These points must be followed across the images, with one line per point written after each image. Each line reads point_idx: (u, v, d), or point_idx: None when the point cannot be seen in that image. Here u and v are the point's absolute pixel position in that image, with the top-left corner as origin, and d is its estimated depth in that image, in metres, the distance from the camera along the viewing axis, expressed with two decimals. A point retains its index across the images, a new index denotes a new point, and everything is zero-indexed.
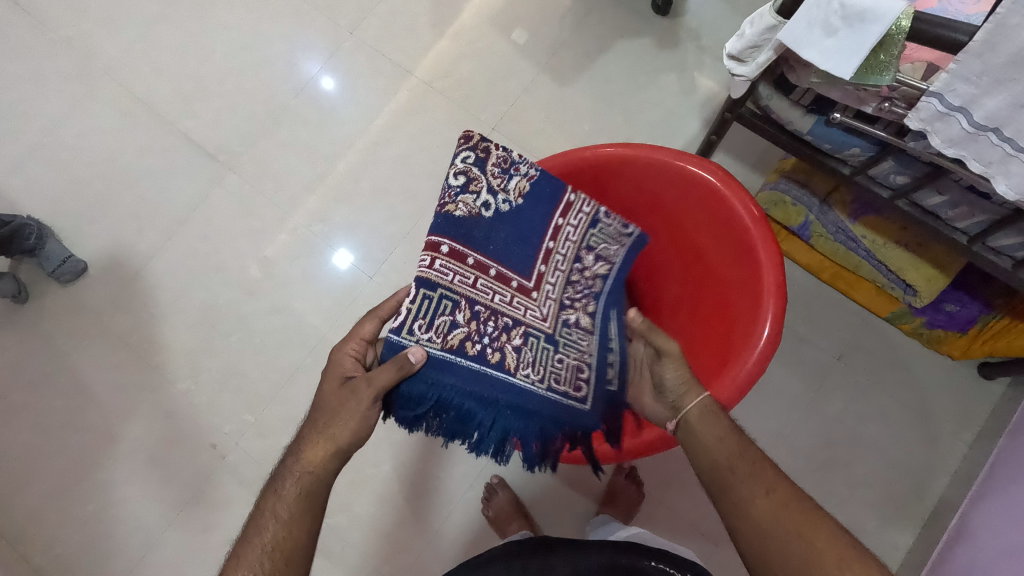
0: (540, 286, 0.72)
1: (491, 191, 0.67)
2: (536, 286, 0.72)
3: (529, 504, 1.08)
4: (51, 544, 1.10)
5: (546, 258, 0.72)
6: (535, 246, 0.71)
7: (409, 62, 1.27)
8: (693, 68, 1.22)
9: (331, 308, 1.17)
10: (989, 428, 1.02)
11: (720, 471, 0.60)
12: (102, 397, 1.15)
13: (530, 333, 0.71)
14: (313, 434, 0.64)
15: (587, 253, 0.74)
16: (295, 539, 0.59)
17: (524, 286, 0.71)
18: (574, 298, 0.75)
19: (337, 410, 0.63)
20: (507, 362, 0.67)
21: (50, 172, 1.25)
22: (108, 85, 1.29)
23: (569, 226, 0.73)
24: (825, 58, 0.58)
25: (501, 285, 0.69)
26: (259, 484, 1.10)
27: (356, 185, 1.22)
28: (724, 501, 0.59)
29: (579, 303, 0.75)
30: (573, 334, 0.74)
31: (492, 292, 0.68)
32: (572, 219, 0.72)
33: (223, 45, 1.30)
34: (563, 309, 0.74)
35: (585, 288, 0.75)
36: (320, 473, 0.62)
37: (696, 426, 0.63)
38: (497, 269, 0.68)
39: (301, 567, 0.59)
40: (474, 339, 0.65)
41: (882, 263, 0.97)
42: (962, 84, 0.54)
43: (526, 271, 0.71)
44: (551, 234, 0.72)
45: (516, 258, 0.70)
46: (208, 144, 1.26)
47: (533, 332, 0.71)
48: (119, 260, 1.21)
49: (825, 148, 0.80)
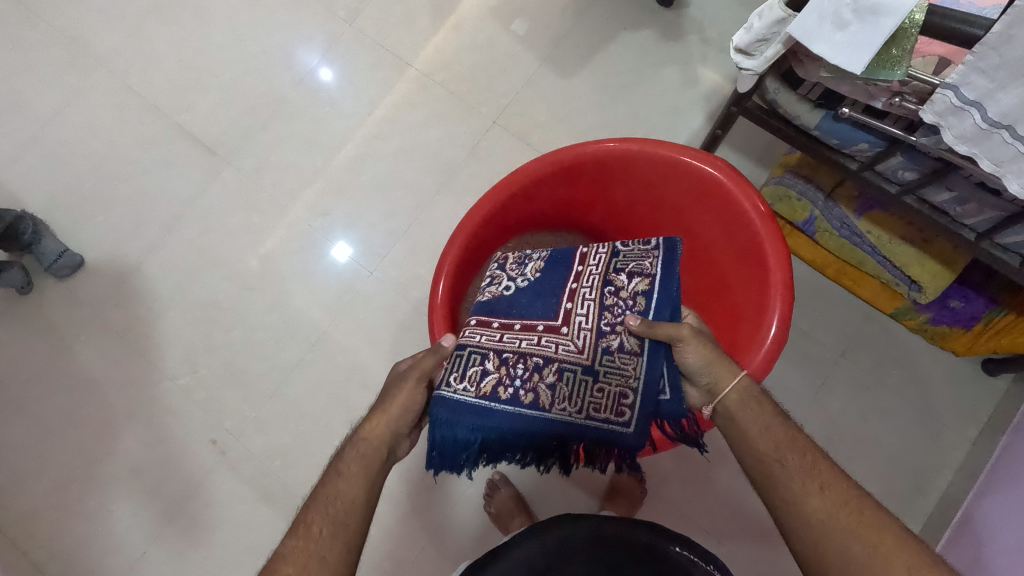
0: (568, 320, 0.76)
1: (510, 278, 0.83)
2: (564, 322, 0.76)
3: (532, 501, 1.07)
4: (51, 540, 1.09)
5: (571, 297, 0.78)
6: (558, 295, 0.79)
7: (408, 54, 1.25)
8: (696, 61, 1.20)
9: (331, 303, 1.16)
10: (993, 424, 1.02)
11: (763, 459, 0.58)
12: (100, 394, 1.15)
13: (565, 368, 0.73)
14: (370, 410, 0.65)
15: (616, 277, 0.77)
16: (355, 503, 0.57)
17: (552, 325, 0.76)
18: (607, 322, 0.75)
19: (387, 393, 0.66)
20: (541, 400, 0.71)
21: (45, 166, 1.24)
22: (103, 77, 1.27)
23: (590, 268, 0.80)
24: (835, 52, 0.57)
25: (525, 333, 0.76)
26: (260, 480, 1.10)
27: (355, 179, 1.21)
28: (769, 490, 0.57)
29: (616, 328, 0.74)
30: (617, 356, 0.73)
31: (518, 340, 0.75)
32: (591, 263, 0.80)
33: (220, 37, 1.28)
34: (601, 337, 0.74)
35: (623, 309, 0.74)
36: (378, 440, 0.62)
37: (730, 411, 0.63)
38: (520, 322, 0.77)
39: (359, 525, 0.56)
40: (505, 384, 0.71)
41: (887, 259, 0.96)
42: (978, 77, 0.53)
43: (552, 312, 0.77)
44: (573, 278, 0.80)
45: (535, 307, 0.79)
46: (205, 137, 1.24)
47: (567, 367, 0.73)
48: (116, 255, 1.20)
49: (833, 143, 0.79)
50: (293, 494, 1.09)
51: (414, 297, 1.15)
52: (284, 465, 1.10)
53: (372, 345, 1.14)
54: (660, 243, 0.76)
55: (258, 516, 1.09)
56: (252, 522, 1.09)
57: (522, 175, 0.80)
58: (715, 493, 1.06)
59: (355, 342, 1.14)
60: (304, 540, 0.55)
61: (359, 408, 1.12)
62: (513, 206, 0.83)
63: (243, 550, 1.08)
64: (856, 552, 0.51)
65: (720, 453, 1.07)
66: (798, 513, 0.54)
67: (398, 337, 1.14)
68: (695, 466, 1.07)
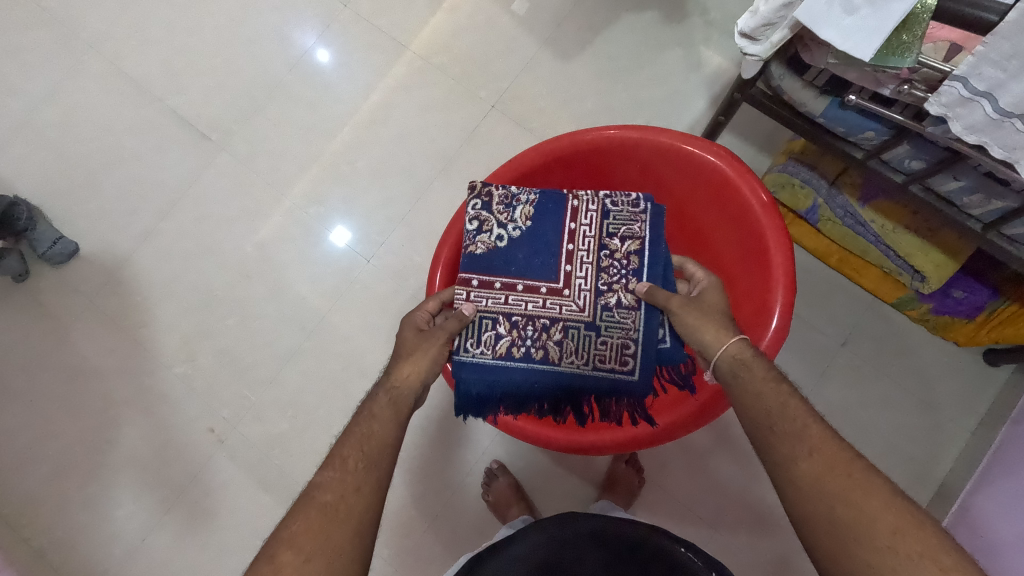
0: (569, 280, 0.75)
1: (501, 226, 0.76)
2: (565, 284, 0.76)
3: (530, 490, 1.08)
4: (53, 527, 1.10)
5: (571, 256, 0.76)
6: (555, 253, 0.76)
7: (405, 36, 1.22)
8: (700, 44, 1.18)
9: (328, 291, 1.15)
10: (992, 415, 1.01)
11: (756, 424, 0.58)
12: (97, 382, 1.14)
13: (569, 326, 0.75)
14: (397, 360, 0.67)
15: (610, 240, 0.76)
16: (387, 441, 0.59)
17: (556, 286, 0.75)
18: (605, 282, 0.75)
19: (416, 346, 0.68)
20: (551, 357, 0.74)
21: (38, 151, 1.22)
22: (93, 60, 1.24)
23: (583, 227, 0.77)
24: (845, 37, 0.55)
25: (528, 294, 0.75)
26: (258, 468, 1.10)
27: (351, 166, 1.19)
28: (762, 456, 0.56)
29: (614, 288, 0.75)
30: (613, 314, 0.74)
31: (523, 302, 0.75)
32: (583, 221, 0.76)
33: (212, 18, 1.25)
34: (598, 296, 0.75)
35: (619, 270, 0.75)
36: (408, 386, 0.65)
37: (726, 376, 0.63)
38: (523, 283, 0.75)
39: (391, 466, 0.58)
40: (518, 344, 0.74)
41: (890, 248, 0.95)
42: (988, 68, 0.52)
43: (553, 274, 0.76)
44: (570, 231, 0.76)
45: (537, 267, 0.76)
46: (199, 122, 1.22)
47: (571, 325, 0.75)
48: (110, 242, 1.19)
49: (839, 131, 0.77)
50: (292, 483, 1.09)
51: (412, 285, 1.14)
52: (282, 453, 1.10)
53: (370, 333, 1.13)
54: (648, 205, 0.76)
55: (257, 504, 1.09)
56: (251, 510, 1.09)
57: (519, 164, 0.78)
58: (712, 482, 1.06)
59: (352, 331, 1.14)
60: (341, 472, 0.55)
61: (357, 397, 1.11)
62: None
63: (242, 537, 1.09)
64: (844, 513, 0.49)
65: (719, 442, 1.07)
66: (787, 475, 0.53)
67: (395, 327, 1.13)
68: (693, 455, 1.07)
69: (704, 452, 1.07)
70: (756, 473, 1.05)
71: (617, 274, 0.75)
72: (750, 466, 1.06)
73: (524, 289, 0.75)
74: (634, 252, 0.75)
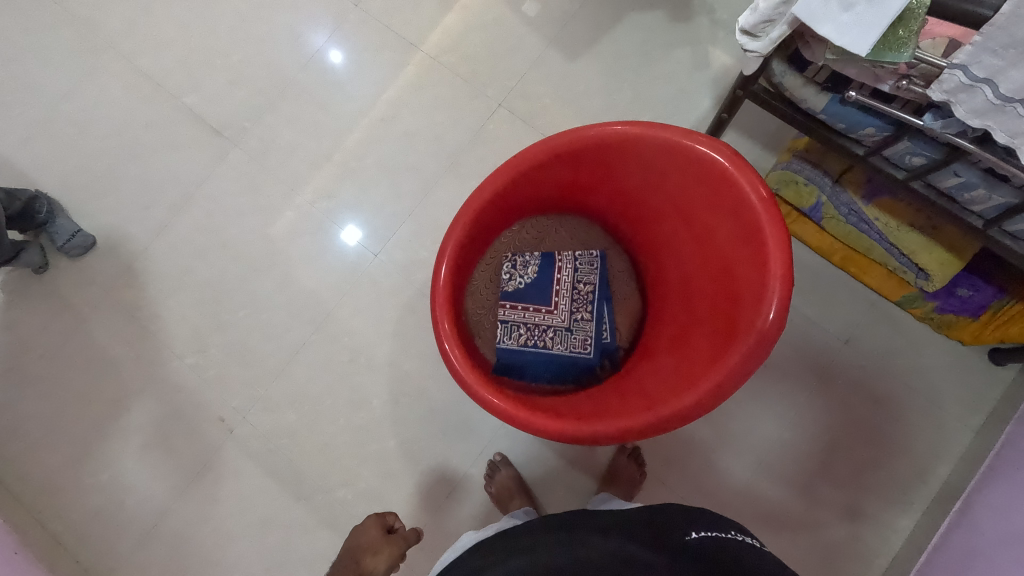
0: (556, 304, 0.90)
1: (513, 278, 0.91)
2: (554, 306, 0.90)
3: (532, 483, 1.09)
4: (68, 512, 1.13)
5: (558, 288, 0.91)
6: (546, 286, 0.91)
7: (415, 36, 1.24)
8: (706, 42, 1.19)
9: (335, 284, 1.17)
10: (996, 414, 1.01)
11: None
12: (112, 371, 1.17)
13: (556, 333, 0.90)
14: (365, 554, 0.90)
15: (580, 279, 0.91)
16: None
17: (545, 309, 0.90)
18: (578, 308, 0.90)
19: (374, 547, 0.90)
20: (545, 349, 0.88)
21: (59, 148, 1.25)
22: (112, 58, 1.28)
23: (565, 270, 0.91)
24: (840, 33, 0.55)
25: (521, 314, 0.90)
26: (266, 458, 1.13)
27: (361, 162, 1.21)
28: None
29: (583, 312, 0.90)
30: (578, 330, 0.90)
31: (520, 322, 0.90)
32: (566, 270, 0.91)
33: (227, 18, 1.28)
34: (573, 317, 0.90)
35: (584, 299, 0.91)
36: (377, 562, 0.89)
37: None
38: (521, 307, 0.90)
39: None
40: (519, 346, 0.89)
41: (894, 247, 0.94)
42: (988, 56, 0.52)
43: (544, 299, 0.90)
44: (557, 271, 0.91)
45: (530, 294, 0.91)
46: (213, 120, 1.25)
47: (557, 332, 0.90)
48: (126, 236, 1.22)
49: (839, 128, 0.78)
50: (299, 471, 1.12)
51: (419, 280, 1.16)
52: (290, 443, 1.13)
53: (377, 327, 1.15)
54: (601, 257, 0.93)
55: (264, 492, 1.11)
56: (257, 498, 1.11)
57: (525, 159, 0.79)
58: (714, 476, 1.07)
59: (360, 323, 1.16)
60: None
61: (363, 388, 1.14)
62: (517, 186, 0.83)
63: (249, 524, 1.11)
64: None
65: (722, 438, 1.07)
66: None
67: (402, 320, 1.15)
68: (695, 449, 1.08)
69: (707, 446, 1.08)
70: (758, 468, 1.06)
71: (585, 301, 0.91)
72: (753, 460, 1.06)
73: (518, 309, 0.90)
74: (594, 291, 0.91)
